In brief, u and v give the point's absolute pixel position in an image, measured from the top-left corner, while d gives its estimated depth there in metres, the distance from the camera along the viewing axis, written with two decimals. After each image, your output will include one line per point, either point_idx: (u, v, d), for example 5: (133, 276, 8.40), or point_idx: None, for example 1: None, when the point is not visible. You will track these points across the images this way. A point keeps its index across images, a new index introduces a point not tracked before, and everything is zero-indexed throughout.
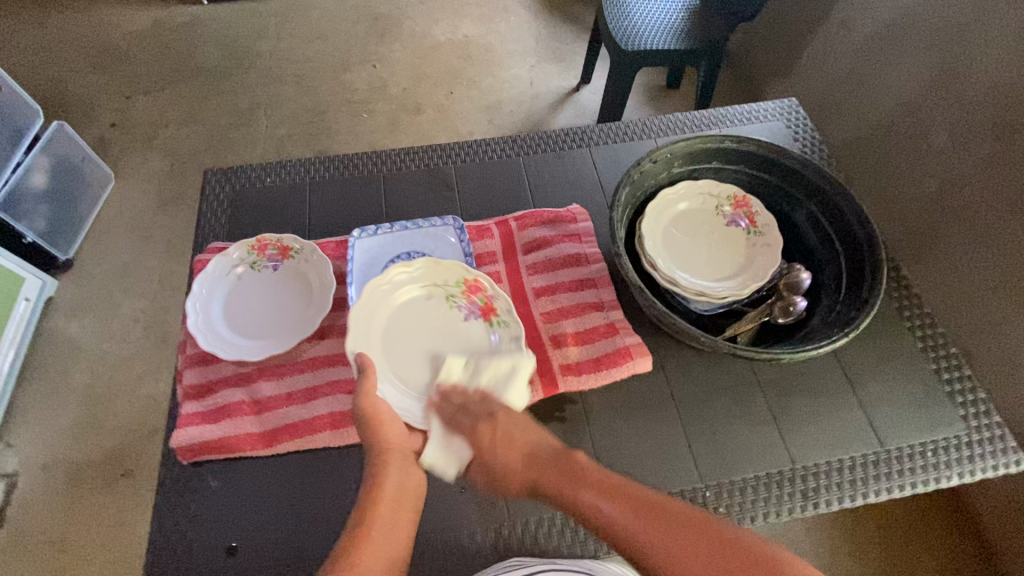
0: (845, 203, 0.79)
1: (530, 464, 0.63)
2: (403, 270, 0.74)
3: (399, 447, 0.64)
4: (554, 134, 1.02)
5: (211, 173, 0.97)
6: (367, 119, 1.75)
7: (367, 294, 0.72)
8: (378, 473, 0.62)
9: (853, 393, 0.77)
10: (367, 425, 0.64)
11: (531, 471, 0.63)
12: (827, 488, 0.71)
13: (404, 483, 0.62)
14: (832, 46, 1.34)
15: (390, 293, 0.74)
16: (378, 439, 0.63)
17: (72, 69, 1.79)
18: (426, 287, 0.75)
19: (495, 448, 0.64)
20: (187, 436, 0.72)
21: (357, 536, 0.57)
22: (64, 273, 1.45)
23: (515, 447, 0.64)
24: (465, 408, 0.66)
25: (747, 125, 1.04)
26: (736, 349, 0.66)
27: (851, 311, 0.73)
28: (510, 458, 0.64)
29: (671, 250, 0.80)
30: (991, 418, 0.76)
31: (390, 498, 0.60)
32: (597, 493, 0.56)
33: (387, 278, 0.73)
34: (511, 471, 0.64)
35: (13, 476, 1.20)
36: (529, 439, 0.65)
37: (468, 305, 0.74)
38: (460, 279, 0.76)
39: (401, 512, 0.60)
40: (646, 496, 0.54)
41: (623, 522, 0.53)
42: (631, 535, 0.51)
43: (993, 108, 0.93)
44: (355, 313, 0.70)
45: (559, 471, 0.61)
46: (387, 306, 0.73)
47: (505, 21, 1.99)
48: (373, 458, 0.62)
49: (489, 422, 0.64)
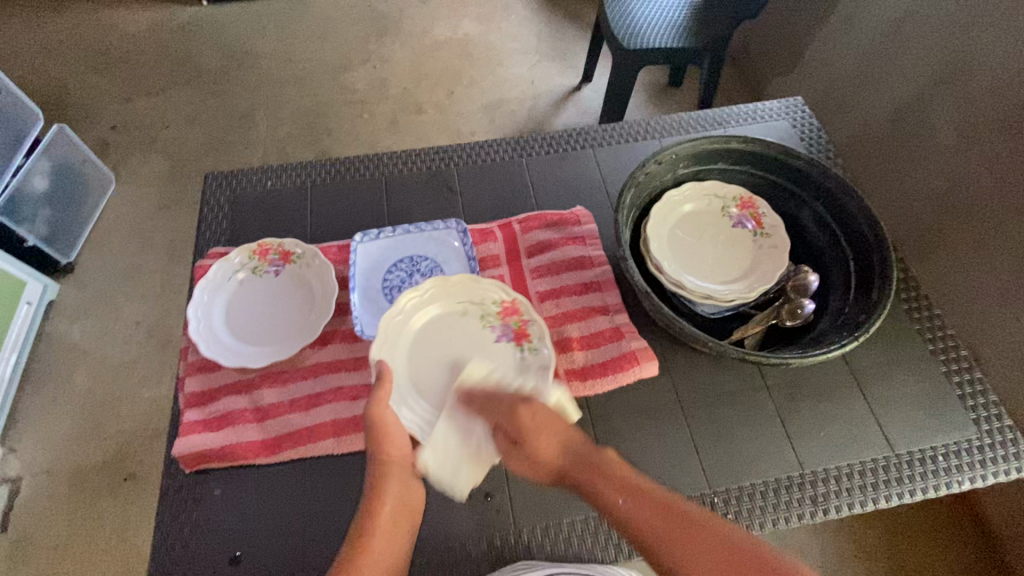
0: (853, 203, 0.78)
1: (563, 449, 0.58)
2: (439, 284, 0.74)
3: (401, 461, 0.62)
4: (557, 135, 1.01)
5: (211, 177, 0.96)
6: (368, 120, 1.74)
7: (401, 303, 0.72)
8: (379, 486, 0.61)
9: (863, 397, 0.76)
10: (373, 436, 0.62)
11: (564, 457, 0.58)
12: (837, 494, 0.70)
13: (404, 497, 0.61)
14: (837, 42, 1.33)
15: (422, 305, 0.73)
16: (382, 453, 0.62)
17: (72, 72, 1.78)
18: (461, 304, 0.74)
19: (530, 430, 0.58)
20: (189, 444, 0.71)
21: (358, 552, 0.56)
22: (65, 277, 1.45)
23: (550, 432, 0.59)
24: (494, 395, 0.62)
25: (752, 125, 1.03)
26: (743, 354, 0.65)
27: (860, 313, 0.72)
28: (543, 442, 0.58)
29: (677, 254, 0.79)
30: (1003, 421, 0.75)
31: (389, 513, 0.60)
32: (618, 489, 0.54)
33: (423, 289, 0.73)
34: (543, 458, 0.58)
35: (17, 481, 1.20)
36: (568, 429, 0.59)
37: (501, 327, 0.73)
38: (497, 300, 0.75)
39: (400, 528, 0.60)
40: (668, 498, 0.53)
41: (643, 523, 0.51)
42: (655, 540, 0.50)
43: (999, 106, 0.91)
44: (387, 319, 0.70)
45: (592, 462, 0.57)
46: (416, 318, 0.72)
47: (506, 20, 1.98)
48: (375, 471, 0.61)
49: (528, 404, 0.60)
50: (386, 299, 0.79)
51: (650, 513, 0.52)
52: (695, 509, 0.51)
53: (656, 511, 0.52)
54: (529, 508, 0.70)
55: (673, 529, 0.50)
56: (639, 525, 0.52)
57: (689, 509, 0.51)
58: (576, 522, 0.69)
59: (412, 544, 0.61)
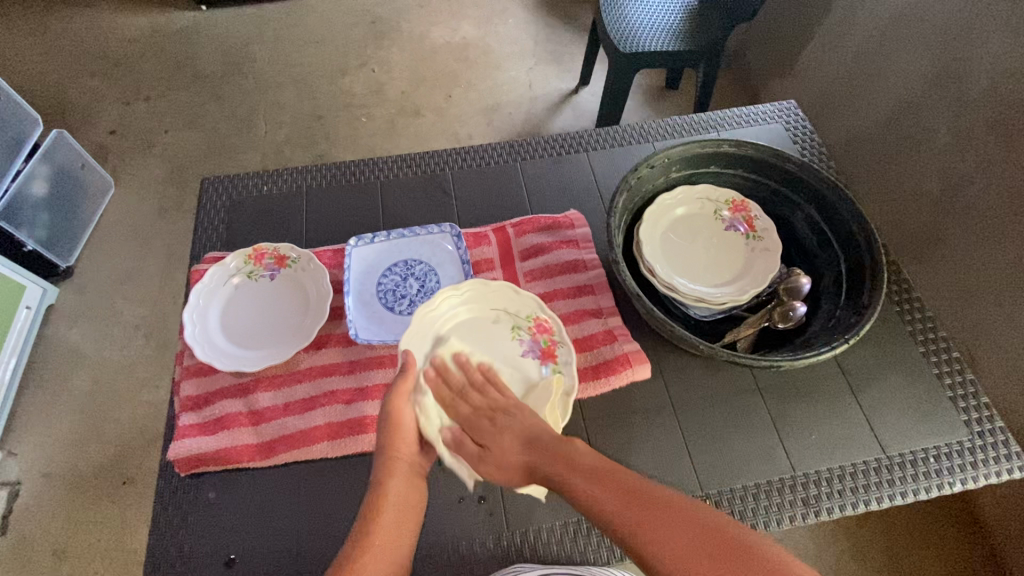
0: (844, 206, 0.78)
1: (522, 446, 0.64)
2: (474, 286, 0.74)
3: (407, 458, 0.63)
4: (552, 139, 1.02)
5: (208, 181, 0.97)
6: (366, 123, 1.75)
7: (434, 302, 0.71)
8: (384, 481, 0.61)
9: (855, 399, 0.76)
10: (384, 431, 0.64)
11: (525, 448, 0.64)
12: (828, 496, 0.70)
13: (407, 494, 0.61)
14: (832, 45, 1.34)
15: (458, 306, 0.74)
16: (390, 449, 0.63)
17: (72, 77, 1.79)
18: (497, 310, 0.75)
19: (489, 431, 0.66)
20: (184, 447, 0.71)
21: (361, 544, 0.56)
22: (64, 281, 1.45)
23: (511, 431, 0.65)
24: (464, 398, 0.68)
25: (746, 128, 1.03)
26: (734, 356, 0.65)
27: (851, 316, 0.73)
28: (503, 439, 0.65)
29: (670, 257, 0.79)
30: (994, 422, 0.76)
31: (391, 509, 0.60)
32: (585, 479, 0.58)
33: (462, 289, 0.73)
34: (508, 454, 0.64)
35: (16, 484, 1.20)
36: (525, 426, 0.66)
37: (530, 342, 0.73)
38: (531, 314, 0.74)
39: (404, 523, 0.59)
40: (630, 484, 0.56)
41: (609, 507, 0.55)
42: (620, 520, 0.53)
43: (994, 108, 0.92)
44: (422, 313, 0.71)
45: (551, 448, 0.62)
46: (450, 317, 0.73)
47: (503, 23, 1.98)
48: (381, 467, 0.62)
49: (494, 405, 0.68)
50: (380, 303, 0.80)
51: (614, 498, 0.55)
52: (655, 490, 0.55)
53: (619, 496, 0.55)
54: (522, 510, 0.70)
55: (629, 505, 0.54)
56: (597, 503, 0.55)
57: (652, 491, 0.55)
58: (569, 525, 0.70)
59: (415, 543, 0.60)
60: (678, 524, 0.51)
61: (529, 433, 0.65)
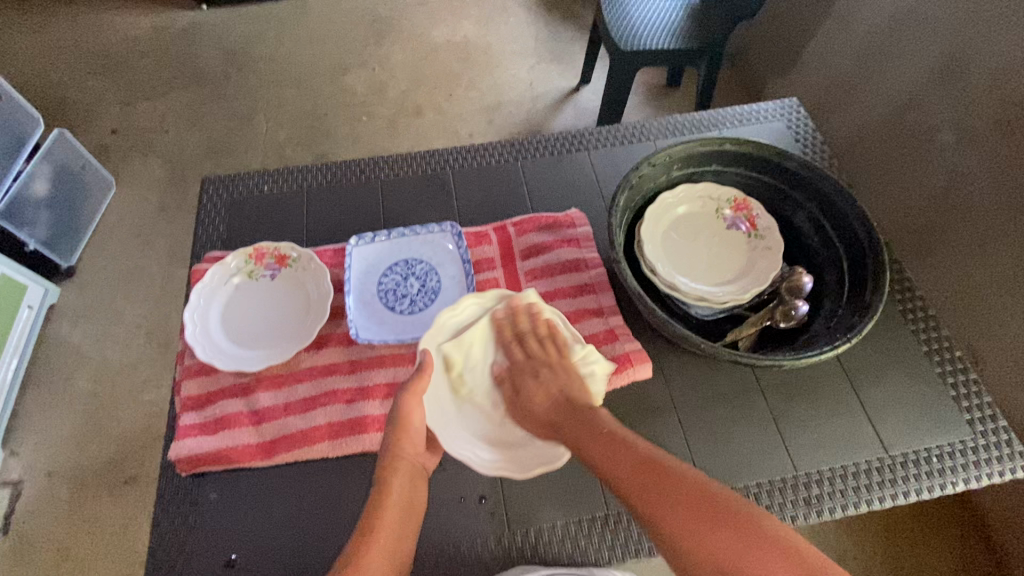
0: (846, 203, 0.78)
1: (556, 403, 0.69)
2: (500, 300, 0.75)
3: (411, 458, 0.63)
4: (553, 138, 1.01)
5: (209, 181, 0.97)
6: (366, 122, 1.75)
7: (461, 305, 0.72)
8: (388, 480, 0.61)
9: (857, 398, 0.76)
10: (393, 429, 0.63)
11: (557, 406, 0.68)
12: (830, 495, 0.70)
13: (410, 494, 0.61)
14: (834, 43, 1.33)
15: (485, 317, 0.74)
16: (396, 448, 0.63)
17: (73, 76, 1.79)
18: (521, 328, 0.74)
19: (533, 381, 0.70)
20: (185, 447, 0.71)
21: (366, 545, 0.56)
22: (65, 280, 1.45)
23: (548, 389, 0.70)
24: (515, 341, 0.73)
25: (747, 126, 1.03)
26: (736, 356, 0.65)
27: (853, 315, 0.72)
28: (540, 395, 0.69)
29: (671, 255, 0.79)
30: (998, 422, 0.75)
31: (395, 508, 0.60)
32: (604, 448, 0.61)
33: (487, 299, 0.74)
34: (541, 409, 0.68)
35: (18, 484, 1.21)
36: (565, 389, 0.70)
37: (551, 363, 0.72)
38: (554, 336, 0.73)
39: (406, 525, 0.59)
40: (647, 456, 0.58)
41: (622, 475, 0.58)
42: (631, 488, 0.56)
43: (996, 105, 0.91)
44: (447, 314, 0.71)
45: (580, 413, 0.67)
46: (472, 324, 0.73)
47: (504, 22, 1.98)
48: (386, 466, 0.62)
49: (542, 359, 0.72)
50: (381, 302, 0.79)
51: (628, 468, 0.58)
52: (669, 463, 0.57)
53: (633, 466, 0.58)
54: (524, 509, 0.70)
55: (641, 475, 0.56)
56: (611, 471, 0.59)
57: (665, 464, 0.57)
58: (571, 524, 0.69)
59: (414, 545, 0.60)
60: (684, 496, 0.53)
61: (567, 393, 0.69)
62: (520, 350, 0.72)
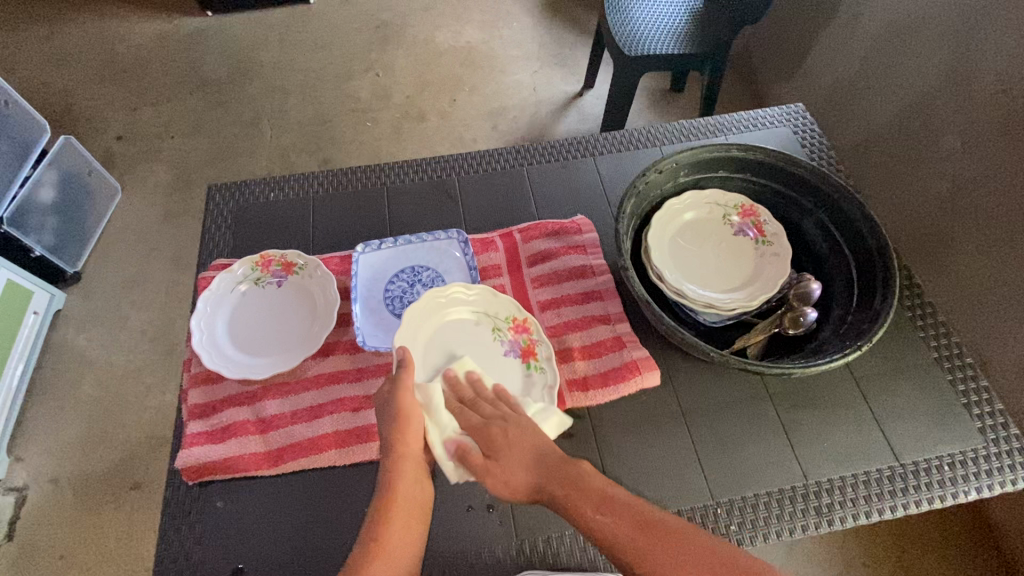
0: (853, 210, 0.77)
1: (533, 463, 0.61)
2: (465, 290, 0.75)
3: (417, 454, 0.62)
4: (558, 144, 1.01)
5: (214, 188, 0.97)
6: (371, 128, 1.75)
7: (429, 300, 0.73)
8: (393, 481, 0.60)
9: (867, 406, 0.76)
10: (394, 426, 0.62)
11: (536, 467, 0.61)
12: (841, 504, 0.69)
13: (416, 494, 0.60)
14: (839, 47, 1.33)
15: (461, 305, 0.75)
16: (397, 449, 0.61)
17: (79, 83, 1.80)
18: (479, 313, 0.75)
19: (501, 446, 0.62)
20: (192, 456, 0.71)
21: (373, 545, 0.56)
22: (71, 286, 1.46)
23: (520, 446, 0.62)
24: (472, 407, 0.65)
25: (754, 132, 1.03)
26: (746, 364, 0.65)
27: (863, 322, 0.72)
28: (513, 455, 0.62)
29: (678, 262, 0.78)
30: (1009, 430, 0.75)
31: (401, 511, 0.59)
32: (595, 505, 0.57)
33: (458, 293, 0.75)
34: (517, 476, 0.61)
35: (23, 490, 1.20)
36: (537, 443, 0.63)
37: (511, 341, 0.74)
38: (510, 316, 0.75)
39: (416, 522, 0.59)
40: (642, 510, 0.56)
41: (619, 535, 0.54)
42: (632, 547, 0.53)
43: (1003, 110, 0.91)
44: (412, 312, 0.71)
45: (562, 469, 0.60)
46: (452, 312, 0.74)
47: (508, 27, 1.98)
48: (391, 469, 0.61)
49: (502, 423, 0.64)
50: (387, 310, 0.79)
51: (625, 524, 0.55)
52: (665, 516, 0.55)
53: (630, 521, 0.55)
54: (533, 518, 0.70)
55: (640, 532, 0.54)
56: (607, 532, 0.55)
57: (662, 518, 0.55)
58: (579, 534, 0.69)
59: (426, 542, 0.60)
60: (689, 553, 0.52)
61: (540, 446, 0.62)
62: (481, 416, 0.64)
